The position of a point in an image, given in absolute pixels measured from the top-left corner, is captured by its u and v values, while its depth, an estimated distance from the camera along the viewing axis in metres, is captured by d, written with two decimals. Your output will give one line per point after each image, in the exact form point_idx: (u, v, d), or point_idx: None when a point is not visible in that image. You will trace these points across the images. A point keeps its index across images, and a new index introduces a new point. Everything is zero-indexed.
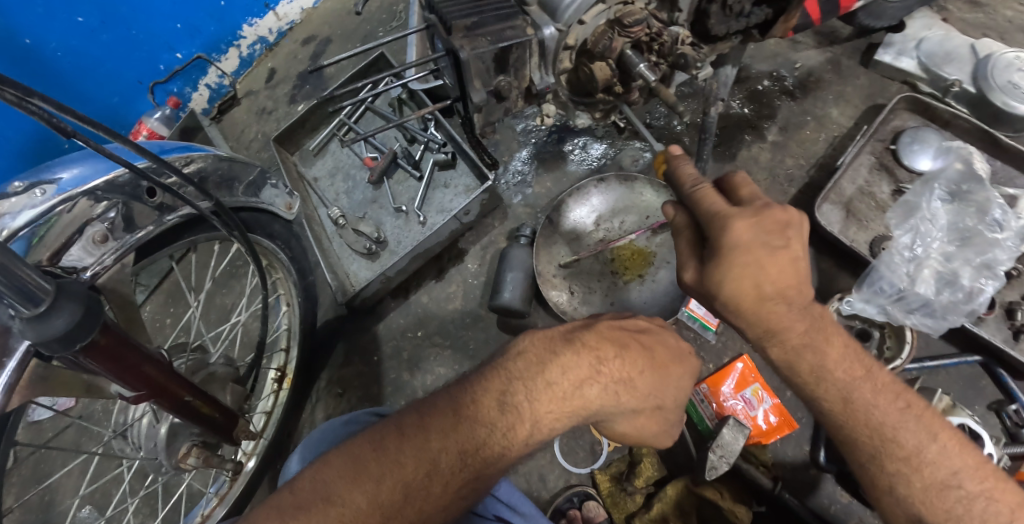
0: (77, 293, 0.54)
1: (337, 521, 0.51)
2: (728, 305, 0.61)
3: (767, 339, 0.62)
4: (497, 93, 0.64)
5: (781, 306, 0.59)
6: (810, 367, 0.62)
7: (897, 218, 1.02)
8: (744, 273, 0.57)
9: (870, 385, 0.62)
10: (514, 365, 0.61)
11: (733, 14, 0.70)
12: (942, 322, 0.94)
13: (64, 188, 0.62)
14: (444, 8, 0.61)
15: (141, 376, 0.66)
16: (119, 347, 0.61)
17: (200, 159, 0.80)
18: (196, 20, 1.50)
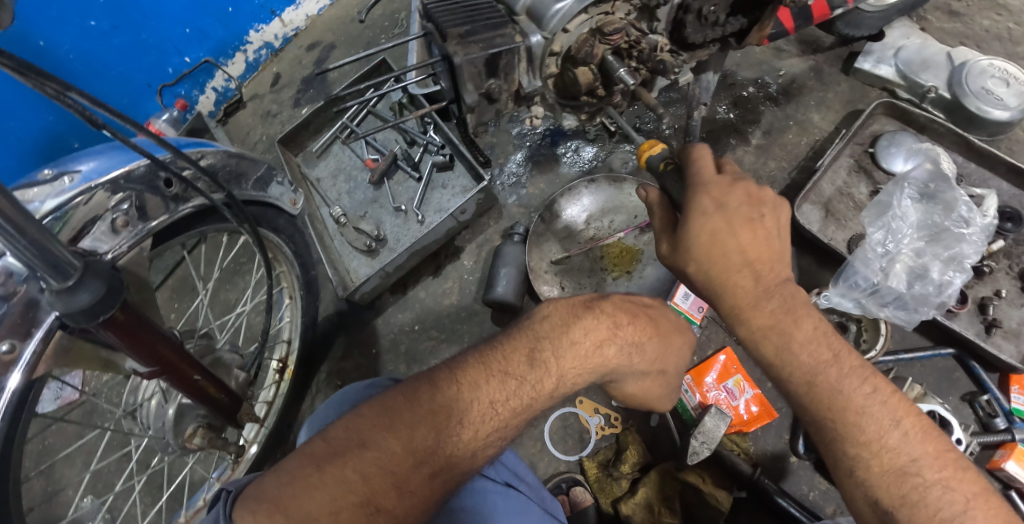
0: (101, 272, 0.60)
1: (373, 465, 0.53)
2: (698, 273, 0.68)
3: (739, 314, 0.68)
4: (488, 95, 0.70)
5: (748, 278, 0.66)
6: (775, 348, 0.66)
7: (871, 217, 1.05)
8: (711, 240, 0.66)
9: (836, 368, 0.64)
10: (539, 327, 0.65)
11: (709, 23, 0.76)
12: (915, 315, 0.99)
13: (83, 180, 0.67)
14: (439, 16, 0.67)
15: (155, 353, 0.70)
16: (136, 324, 0.66)
17: (210, 154, 0.84)
18: (204, 25, 1.56)
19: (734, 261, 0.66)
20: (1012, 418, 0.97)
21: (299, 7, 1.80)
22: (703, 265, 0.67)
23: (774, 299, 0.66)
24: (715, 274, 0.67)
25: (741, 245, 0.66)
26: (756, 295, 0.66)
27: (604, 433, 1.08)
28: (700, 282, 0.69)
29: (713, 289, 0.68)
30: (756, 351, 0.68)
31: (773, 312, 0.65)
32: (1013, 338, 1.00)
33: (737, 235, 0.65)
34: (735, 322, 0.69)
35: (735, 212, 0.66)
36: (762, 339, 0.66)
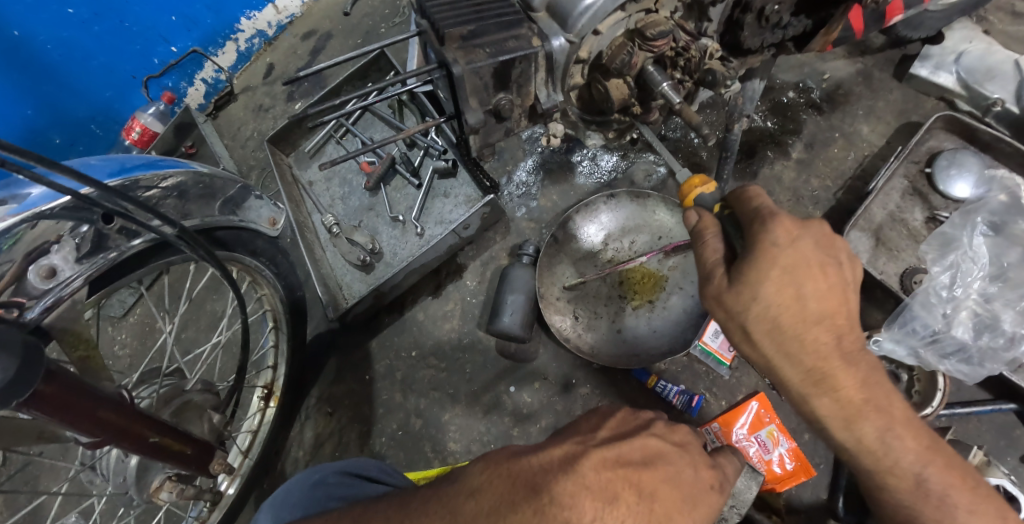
0: (12, 344, 0.50)
1: None
2: (759, 325, 0.55)
3: (818, 383, 0.55)
4: (497, 112, 0.56)
5: (825, 335, 0.54)
6: (875, 433, 0.56)
7: (933, 250, 0.91)
8: (783, 279, 0.54)
9: (936, 464, 0.56)
10: (461, 512, 0.43)
11: (769, 27, 0.62)
12: (980, 370, 0.85)
13: (28, 206, 0.55)
14: (437, 14, 0.53)
15: (95, 422, 0.59)
16: (70, 395, 0.55)
17: (176, 174, 0.72)
18: (192, 11, 1.42)
19: (810, 312, 0.54)
20: None
21: None
22: (772, 311, 0.54)
23: (861, 367, 0.55)
24: (786, 325, 0.54)
25: (818, 296, 0.54)
26: (839, 359, 0.54)
27: None
28: (762, 332, 0.56)
29: (782, 347, 0.55)
30: (839, 436, 0.57)
31: (863, 384, 0.55)
32: None
33: (814, 281, 0.54)
34: (815, 395, 0.56)
35: (812, 250, 0.55)
36: (855, 417, 0.56)
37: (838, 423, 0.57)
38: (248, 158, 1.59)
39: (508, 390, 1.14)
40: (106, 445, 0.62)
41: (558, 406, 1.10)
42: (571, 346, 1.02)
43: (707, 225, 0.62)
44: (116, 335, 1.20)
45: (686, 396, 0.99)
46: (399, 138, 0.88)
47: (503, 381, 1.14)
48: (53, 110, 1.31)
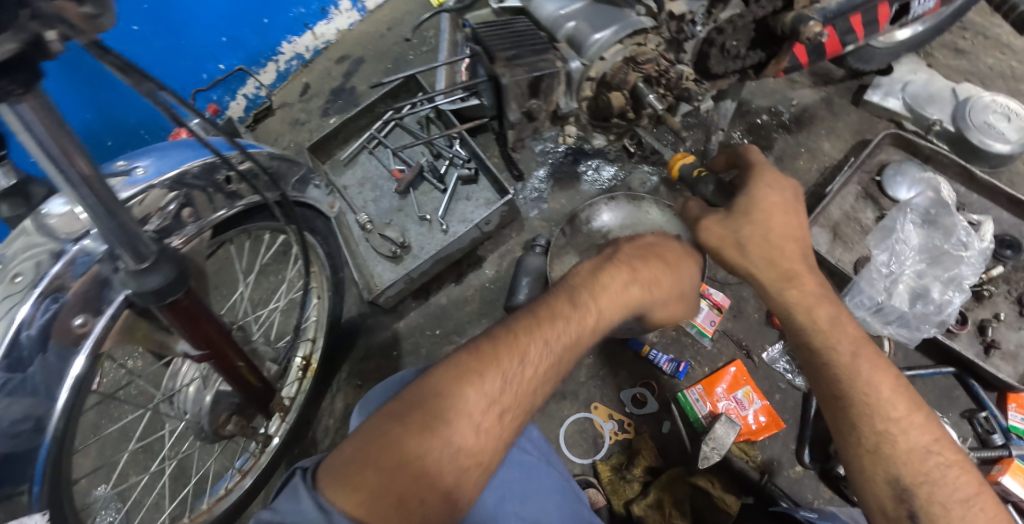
0: (173, 258, 0.65)
1: (457, 408, 0.60)
2: (738, 242, 0.70)
3: (791, 278, 0.69)
4: (529, 114, 0.76)
5: (791, 257, 0.70)
6: (807, 322, 0.69)
7: (875, 240, 1.09)
8: (773, 210, 0.69)
9: (865, 349, 0.68)
10: (572, 281, 0.73)
11: (731, 57, 0.84)
12: (917, 333, 1.02)
13: (138, 180, 0.72)
14: (488, 41, 0.73)
15: (205, 335, 0.77)
16: (195, 309, 0.73)
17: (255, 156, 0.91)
18: (240, 34, 1.66)
19: (776, 240, 0.69)
20: (1008, 434, 1.00)
21: (331, 22, 1.90)
22: (763, 230, 0.69)
23: (805, 283, 0.70)
24: (772, 231, 0.69)
25: (794, 217, 0.70)
26: (796, 273, 0.70)
27: (618, 438, 1.12)
28: (756, 246, 0.69)
29: (768, 255, 0.69)
30: (794, 319, 0.70)
31: (809, 292, 0.70)
32: (1010, 360, 1.05)
33: (787, 217, 0.70)
34: (784, 289, 0.70)
35: (786, 195, 0.71)
36: (814, 306, 0.70)
37: (788, 315, 0.71)
38: None
39: None
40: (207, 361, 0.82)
41: None
42: None
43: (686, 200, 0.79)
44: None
45: (674, 363, 1.14)
46: (421, 142, 1.45)
47: None
48: None
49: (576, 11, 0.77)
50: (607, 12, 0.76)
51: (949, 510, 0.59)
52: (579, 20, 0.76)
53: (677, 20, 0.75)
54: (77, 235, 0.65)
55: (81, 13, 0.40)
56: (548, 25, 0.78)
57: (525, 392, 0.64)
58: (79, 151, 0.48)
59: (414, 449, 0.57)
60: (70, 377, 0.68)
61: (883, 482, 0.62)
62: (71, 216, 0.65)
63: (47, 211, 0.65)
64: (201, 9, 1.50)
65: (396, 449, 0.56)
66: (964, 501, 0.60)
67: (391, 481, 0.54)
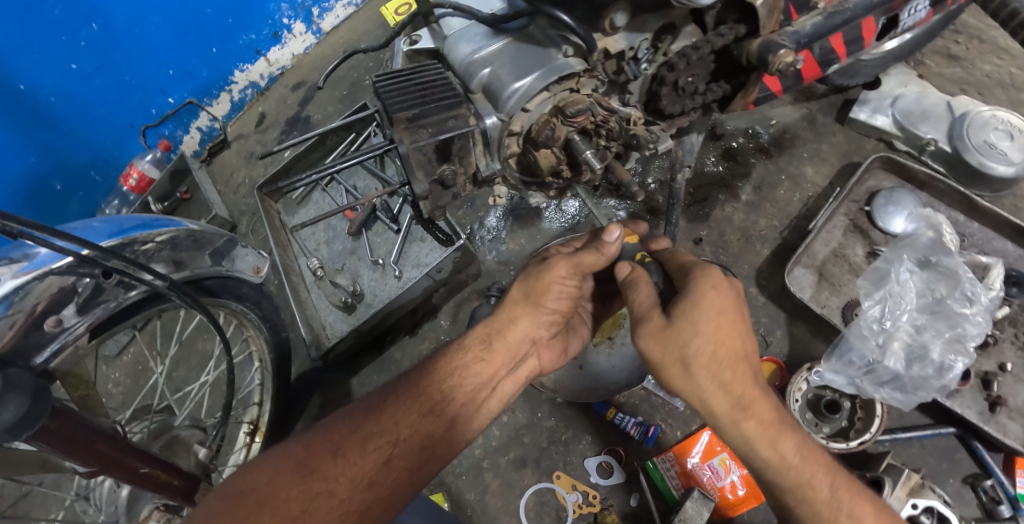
0: (24, 385, 0.58)
1: (315, 436, 0.58)
2: (682, 365, 0.58)
3: (747, 408, 0.56)
4: (442, 181, 0.64)
5: (737, 380, 0.57)
6: (767, 459, 0.56)
7: (866, 288, 0.97)
8: (716, 323, 0.58)
9: (843, 480, 0.57)
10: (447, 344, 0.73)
11: (688, 94, 0.69)
12: (913, 397, 0.89)
13: (38, 263, 0.63)
14: (387, 96, 0.61)
15: (93, 453, 0.65)
16: (70, 428, 0.62)
17: (167, 232, 0.81)
18: (189, 65, 1.53)
19: (724, 360, 0.57)
20: (1017, 504, 0.88)
21: (285, 46, 1.77)
22: (711, 345, 0.57)
23: (758, 413, 0.56)
24: (723, 356, 0.57)
25: (742, 334, 0.59)
26: (742, 406, 0.56)
27: (583, 511, 1.01)
28: (702, 365, 0.57)
29: (718, 378, 0.57)
30: (759, 457, 0.56)
31: (762, 424, 0.56)
32: (1019, 418, 0.93)
33: (734, 328, 0.58)
34: (743, 419, 0.56)
35: (729, 305, 0.59)
36: (775, 435, 0.56)
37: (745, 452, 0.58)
38: (240, 203, 1.69)
39: None
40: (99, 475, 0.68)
41: None
42: (534, 383, 1.05)
43: (637, 275, 0.67)
44: (110, 373, 1.26)
45: (642, 428, 1.03)
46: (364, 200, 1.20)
47: None
48: (56, 154, 1.36)
49: (493, 54, 0.66)
50: (529, 52, 0.65)
51: None
52: (495, 66, 0.65)
53: (616, 58, 0.65)
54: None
55: None
56: (461, 72, 0.67)
57: (390, 426, 0.60)
58: None
59: (261, 485, 0.53)
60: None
61: None
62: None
63: None
64: (142, 42, 1.39)
65: (245, 485, 0.53)
66: None
67: (230, 516, 0.50)
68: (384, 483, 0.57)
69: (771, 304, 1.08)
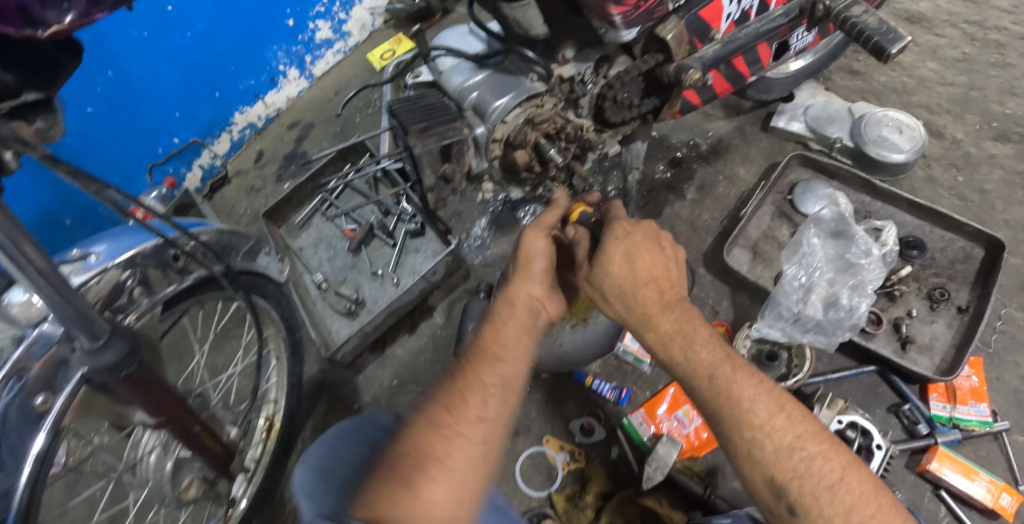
0: (125, 334, 0.72)
1: (428, 412, 0.67)
2: (613, 289, 0.71)
3: (646, 321, 0.69)
4: (444, 177, 0.83)
5: (653, 292, 0.70)
6: (680, 349, 0.67)
7: (787, 255, 1.19)
8: (624, 259, 0.71)
9: (726, 366, 0.65)
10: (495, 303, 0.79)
11: (625, 106, 0.90)
12: (834, 338, 1.09)
13: (106, 257, 0.79)
14: (402, 115, 0.80)
15: (161, 404, 0.82)
16: (147, 377, 0.78)
17: (205, 233, 0.96)
18: (193, 108, 1.72)
19: (642, 278, 0.70)
20: (933, 423, 1.09)
21: (281, 90, 1.98)
22: (616, 276, 0.71)
23: (675, 311, 0.69)
24: (626, 285, 0.71)
25: (648, 266, 0.71)
26: (660, 308, 0.69)
27: (570, 467, 1.16)
28: (614, 290, 0.72)
29: (625, 298, 0.71)
30: (666, 355, 0.68)
31: (676, 320, 0.68)
32: (926, 352, 1.14)
33: (645, 258, 0.71)
34: (643, 329, 0.70)
35: (642, 240, 0.73)
36: (668, 343, 0.68)
37: (663, 351, 0.69)
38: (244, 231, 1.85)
39: None
40: (162, 427, 0.86)
41: None
42: None
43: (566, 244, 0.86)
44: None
45: (616, 390, 1.20)
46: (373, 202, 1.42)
47: None
48: None
49: (478, 82, 0.87)
50: (505, 80, 0.86)
51: (819, 503, 0.55)
52: (482, 90, 0.86)
53: (568, 82, 0.85)
54: (37, 320, 0.69)
55: (33, 129, 0.53)
56: (456, 95, 0.88)
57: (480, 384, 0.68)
58: (34, 245, 0.55)
59: (405, 465, 0.61)
60: (31, 455, 0.70)
61: (763, 485, 0.59)
62: (29, 303, 0.69)
63: (8, 299, 0.69)
64: (150, 88, 1.56)
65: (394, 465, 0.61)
66: (832, 487, 0.56)
67: (392, 493, 0.58)
68: (499, 423, 0.67)
69: (717, 280, 1.28)
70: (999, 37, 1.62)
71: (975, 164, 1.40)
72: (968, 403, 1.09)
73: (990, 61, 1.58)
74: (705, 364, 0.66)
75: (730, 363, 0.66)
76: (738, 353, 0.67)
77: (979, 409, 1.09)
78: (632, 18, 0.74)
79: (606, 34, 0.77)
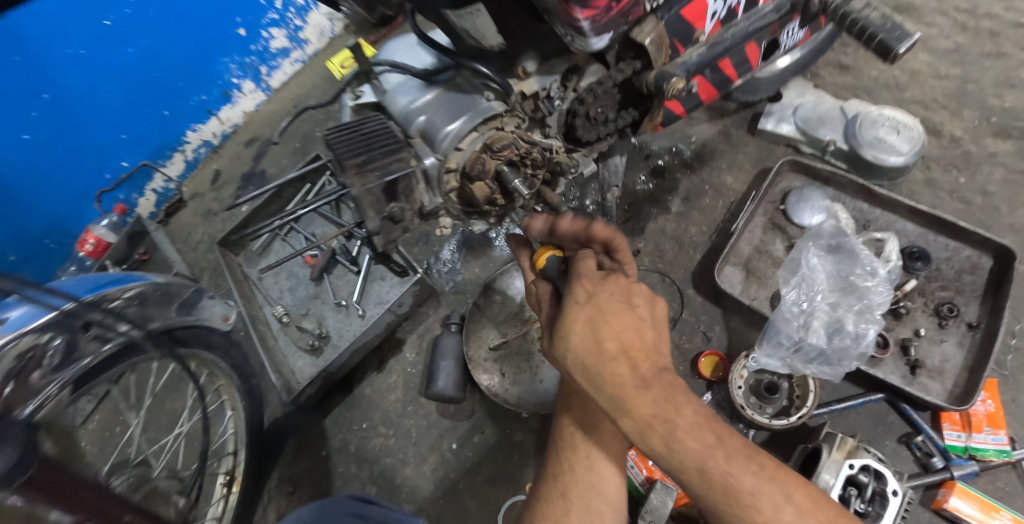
0: (15, 437, 0.66)
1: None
2: (576, 366, 0.62)
3: (620, 407, 0.58)
4: (391, 217, 0.71)
5: (624, 368, 0.58)
6: (661, 439, 0.56)
7: (785, 276, 1.09)
8: (586, 330, 0.61)
9: (719, 453, 0.54)
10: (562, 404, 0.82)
11: (599, 122, 0.80)
12: (839, 368, 0.99)
13: (12, 326, 0.69)
14: (336, 147, 0.69)
15: (80, 502, 0.72)
16: (58, 475, 0.71)
17: (137, 286, 0.85)
18: (141, 128, 1.57)
19: (608, 352, 0.59)
20: (947, 455, 1.01)
21: (236, 105, 1.81)
22: (579, 351, 0.61)
23: (652, 388, 0.57)
24: (590, 362, 0.60)
25: (614, 336, 0.59)
26: (633, 386, 0.57)
27: None
28: (581, 365, 0.61)
29: (593, 374, 0.60)
30: (646, 445, 0.57)
31: (654, 402, 0.56)
32: (937, 377, 1.07)
33: (613, 324, 0.60)
34: (618, 415, 0.58)
35: (608, 301, 0.62)
36: (648, 431, 0.56)
37: (643, 437, 0.57)
38: (201, 260, 1.70)
39: (451, 448, 1.23)
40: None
41: (498, 455, 1.20)
42: (500, 400, 1.16)
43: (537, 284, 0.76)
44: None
45: None
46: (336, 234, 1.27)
47: (445, 439, 1.24)
48: (14, 226, 1.36)
49: (426, 103, 0.77)
50: (458, 99, 0.75)
51: None
52: (429, 113, 0.76)
53: (532, 99, 0.73)
54: None
55: None
56: (401, 119, 0.78)
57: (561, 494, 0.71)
58: None
59: None
60: None
61: None
62: None
63: None
64: (94, 109, 1.42)
65: None
66: None
67: None
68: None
69: (708, 302, 1.19)
70: (991, 25, 1.53)
71: (976, 164, 1.32)
72: (984, 430, 1.01)
73: (983, 51, 1.49)
74: (694, 454, 0.55)
75: (723, 447, 0.55)
76: (731, 429, 0.56)
77: (996, 437, 1.00)
78: (602, 22, 0.61)
79: (572, 43, 0.64)
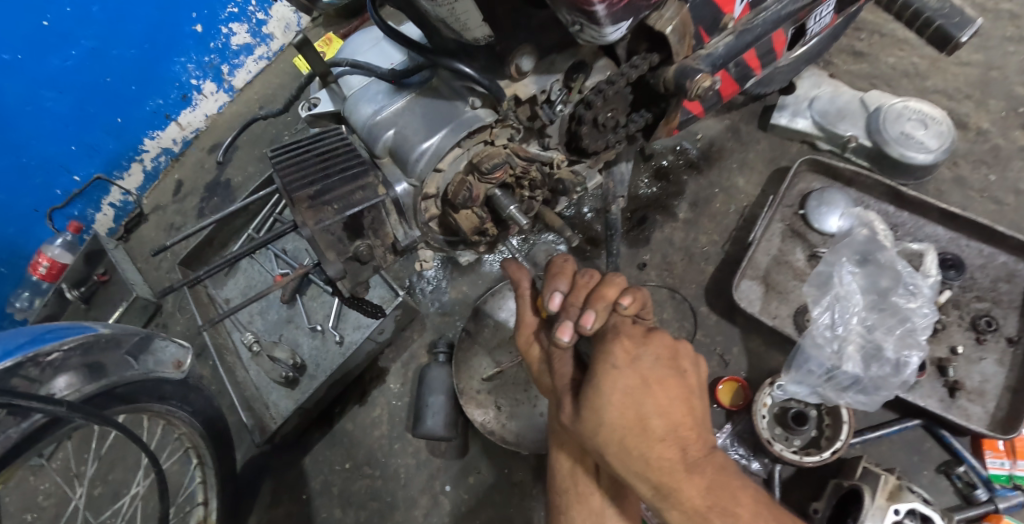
0: None
1: None
2: (611, 446, 0.50)
3: (667, 496, 0.48)
4: (358, 258, 0.58)
5: (673, 451, 0.48)
6: None
7: (814, 293, 0.98)
8: (625, 402, 0.50)
9: None
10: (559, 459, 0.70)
11: (608, 129, 0.66)
12: (876, 397, 0.89)
13: None
14: (283, 174, 0.56)
15: None
16: None
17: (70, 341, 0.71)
18: (93, 138, 1.37)
19: (654, 431, 0.48)
20: (991, 486, 0.91)
21: (197, 108, 1.63)
22: (614, 428, 0.50)
23: (705, 472, 0.48)
24: (630, 441, 0.49)
25: (660, 410, 0.49)
26: (684, 471, 0.47)
27: None
28: (614, 446, 0.50)
29: (632, 457, 0.49)
30: None
31: (709, 490, 0.47)
32: (978, 399, 0.96)
33: (658, 396, 0.50)
34: (664, 506, 0.48)
35: (653, 368, 0.51)
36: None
37: None
38: (164, 280, 1.52)
39: (444, 490, 1.11)
40: None
41: (496, 497, 1.09)
42: (496, 438, 1.04)
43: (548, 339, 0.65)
44: (36, 486, 1.09)
45: None
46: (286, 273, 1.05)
47: (438, 480, 1.12)
48: None
49: (396, 113, 0.63)
50: (436, 107, 0.62)
51: None
52: (399, 127, 0.62)
53: (527, 104, 0.62)
54: None
55: None
56: (366, 134, 0.65)
57: None
58: None
59: None
60: None
61: None
62: None
63: None
64: (39, 119, 1.22)
65: None
66: None
67: None
68: None
69: (723, 321, 1.08)
70: (1011, 6, 1.41)
71: (1006, 159, 1.21)
72: None
73: (1006, 35, 1.37)
74: None
75: None
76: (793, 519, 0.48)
77: None
78: (617, 9, 0.48)
79: (580, 34, 0.51)
